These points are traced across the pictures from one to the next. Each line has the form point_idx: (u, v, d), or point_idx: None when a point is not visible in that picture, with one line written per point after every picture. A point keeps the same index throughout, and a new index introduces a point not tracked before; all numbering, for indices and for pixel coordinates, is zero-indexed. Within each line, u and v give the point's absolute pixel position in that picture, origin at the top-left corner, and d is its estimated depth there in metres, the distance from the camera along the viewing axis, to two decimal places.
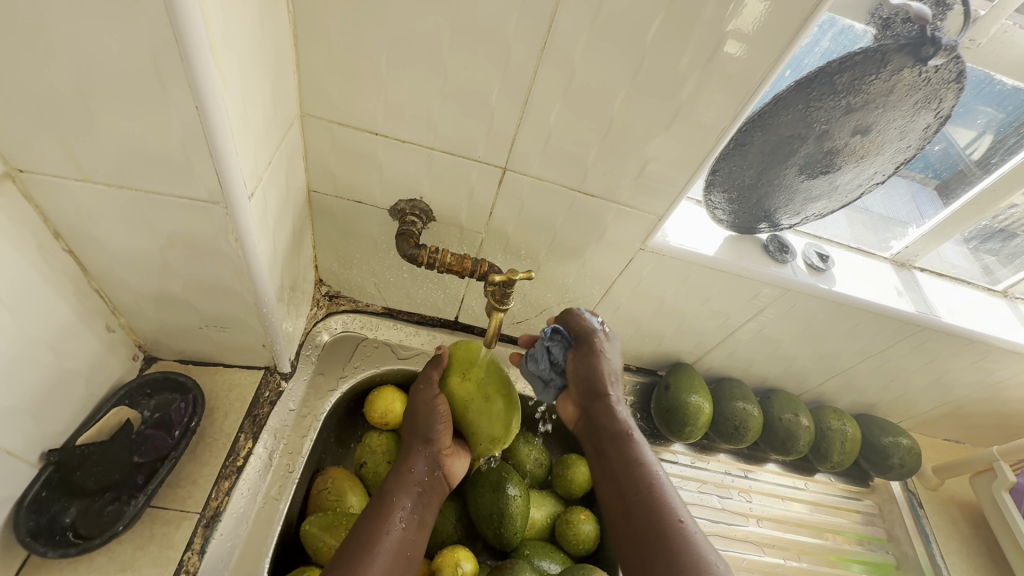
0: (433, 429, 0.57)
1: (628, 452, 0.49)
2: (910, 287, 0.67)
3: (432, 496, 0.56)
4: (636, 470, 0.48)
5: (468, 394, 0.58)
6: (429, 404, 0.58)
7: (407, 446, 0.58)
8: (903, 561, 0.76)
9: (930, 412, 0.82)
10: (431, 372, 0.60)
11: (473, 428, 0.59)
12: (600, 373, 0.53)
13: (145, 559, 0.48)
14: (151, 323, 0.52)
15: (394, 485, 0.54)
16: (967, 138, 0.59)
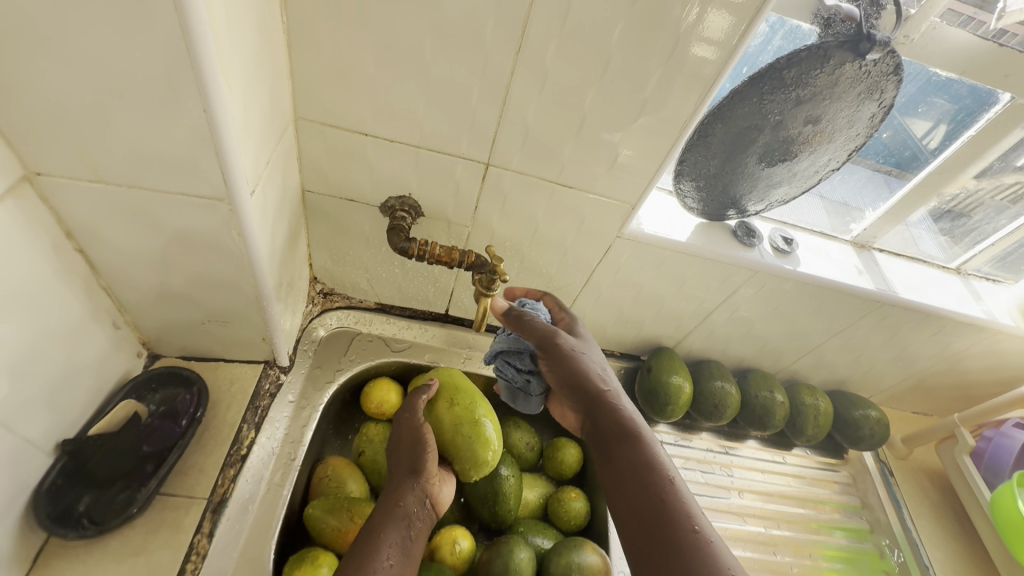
0: (422, 457, 0.57)
1: (636, 451, 0.46)
2: (869, 267, 0.71)
3: (420, 529, 0.55)
4: (650, 471, 0.44)
5: (456, 418, 0.61)
6: (417, 433, 0.58)
7: (395, 478, 0.57)
8: (877, 526, 0.80)
9: (897, 385, 0.87)
10: (417, 400, 0.61)
11: (459, 451, 0.60)
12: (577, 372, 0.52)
13: (157, 543, 0.50)
14: (156, 319, 0.55)
15: (382, 518, 0.52)
16: (923, 128, 0.63)
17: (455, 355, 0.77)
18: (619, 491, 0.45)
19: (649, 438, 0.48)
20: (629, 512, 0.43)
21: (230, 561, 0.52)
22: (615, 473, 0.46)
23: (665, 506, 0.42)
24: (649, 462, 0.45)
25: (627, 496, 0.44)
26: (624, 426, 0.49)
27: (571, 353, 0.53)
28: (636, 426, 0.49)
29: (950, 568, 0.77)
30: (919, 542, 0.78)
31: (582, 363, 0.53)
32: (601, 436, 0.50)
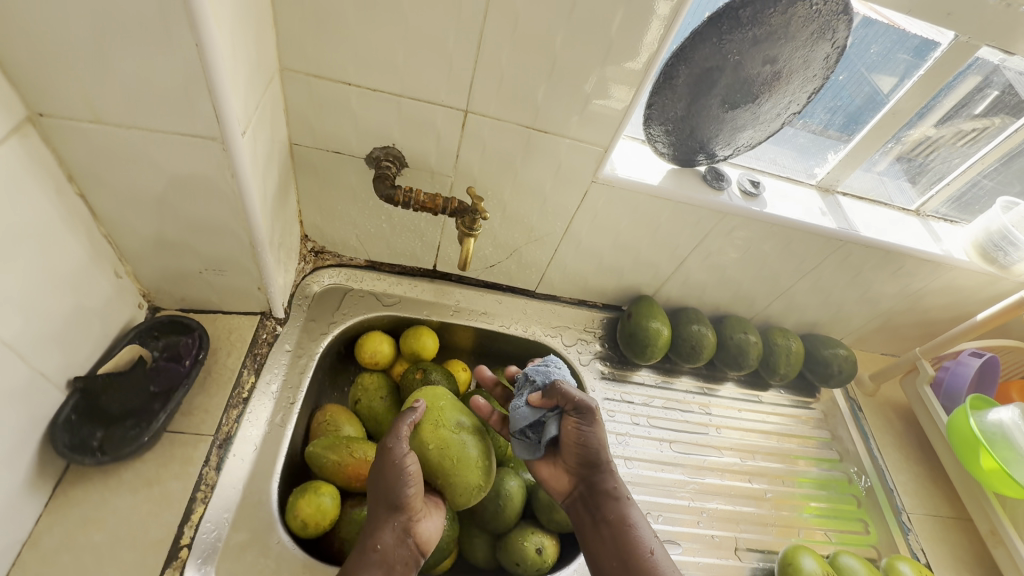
0: (401, 496, 0.52)
1: (625, 513, 0.61)
2: (832, 208, 0.76)
3: (402, 571, 0.52)
4: (635, 532, 0.60)
5: (442, 443, 0.57)
6: (397, 468, 0.53)
7: (374, 515, 0.54)
8: (845, 456, 0.85)
9: (865, 326, 0.92)
10: (401, 428, 0.56)
11: (449, 478, 0.57)
12: (597, 448, 0.61)
13: (168, 474, 0.54)
14: (155, 269, 0.58)
15: (357, 564, 0.51)
16: (890, 84, 0.67)
17: (443, 307, 0.81)
18: (612, 555, 0.59)
19: (628, 499, 0.62)
20: (620, 570, 0.58)
21: (238, 491, 0.56)
22: (607, 537, 0.60)
23: (651, 563, 0.57)
24: (634, 524, 0.60)
25: (618, 556, 0.58)
26: (616, 489, 0.62)
27: (600, 424, 0.60)
28: (623, 491, 0.62)
29: (913, 490, 0.83)
30: (885, 466, 0.84)
31: (601, 433, 0.61)
32: (596, 497, 0.62)
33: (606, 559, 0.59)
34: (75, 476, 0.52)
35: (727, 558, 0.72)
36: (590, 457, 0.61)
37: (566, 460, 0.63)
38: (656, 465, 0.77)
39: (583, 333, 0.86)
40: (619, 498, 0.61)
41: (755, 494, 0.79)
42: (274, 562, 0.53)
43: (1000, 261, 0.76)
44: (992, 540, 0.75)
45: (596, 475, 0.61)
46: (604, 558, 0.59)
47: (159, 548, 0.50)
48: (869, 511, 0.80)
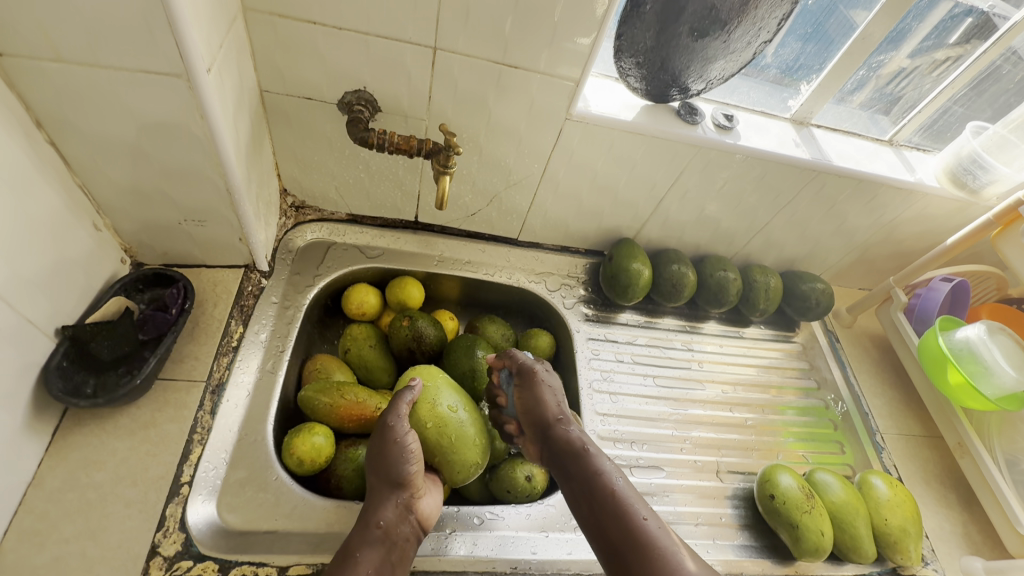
0: (404, 471, 0.53)
1: (589, 460, 0.58)
2: (807, 140, 0.77)
3: (404, 548, 0.51)
4: (598, 475, 0.56)
5: (439, 421, 0.57)
6: (398, 444, 0.54)
7: (376, 492, 0.53)
8: (823, 384, 0.89)
9: (842, 260, 0.94)
10: (400, 406, 0.56)
11: (446, 456, 0.57)
12: (544, 402, 0.64)
13: (164, 418, 0.56)
14: (135, 221, 0.59)
15: (359, 539, 0.50)
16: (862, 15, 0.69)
17: (427, 258, 0.82)
18: (580, 502, 0.55)
19: (593, 452, 0.59)
20: (591, 516, 0.54)
21: (234, 432, 0.58)
22: (574, 487, 0.57)
23: (617, 500, 0.53)
24: (599, 470, 0.57)
25: (586, 502, 0.55)
26: (577, 442, 0.60)
27: (539, 382, 0.65)
28: (583, 444, 0.60)
29: (886, 413, 0.87)
30: (860, 392, 0.88)
31: (547, 392, 0.65)
32: (559, 458, 0.60)
33: (577, 508, 0.56)
34: (72, 422, 0.54)
35: (710, 481, 0.75)
36: (538, 412, 0.64)
37: (531, 434, 0.65)
38: (640, 398, 0.80)
39: (566, 279, 0.87)
40: (580, 450, 0.59)
41: (736, 422, 0.82)
42: (273, 495, 0.56)
43: (971, 184, 0.78)
44: (959, 451, 0.80)
45: (551, 434, 0.62)
46: (576, 508, 0.56)
47: (160, 485, 0.52)
48: (845, 433, 0.84)
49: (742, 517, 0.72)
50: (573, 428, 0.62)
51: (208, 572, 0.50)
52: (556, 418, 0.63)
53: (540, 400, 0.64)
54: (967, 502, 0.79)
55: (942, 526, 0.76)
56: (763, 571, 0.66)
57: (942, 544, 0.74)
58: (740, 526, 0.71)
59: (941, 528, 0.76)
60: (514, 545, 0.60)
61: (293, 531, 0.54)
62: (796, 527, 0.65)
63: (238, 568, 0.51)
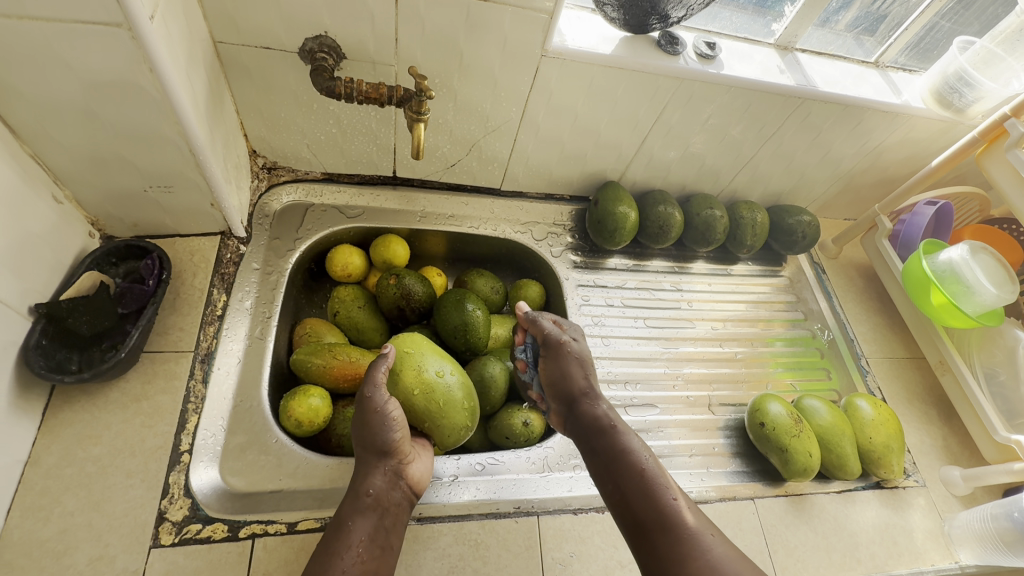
0: (388, 439, 0.53)
1: (615, 437, 0.56)
2: (792, 67, 0.74)
3: (397, 512, 0.52)
4: (628, 455, 0.54)
5: (426, 386, 0.56)
6: (380, 413, 0.53)
7: (362, 462, 0.53)
8: (810, 315, 0.91)
9: (828, 191, 0.94)
10: (376, 374, 0.55)
11: (436, 421, 0.57)
12: (573, 375, 0.61)
13: (155, 390, 0.56)
14: (98, 191, 0.56)
15: (350, 509, 0.50)
16: None
17: (409, 214, 0.80)
18: (605, 480, 0.54)
19: (621, 429, 0.57)
20: (617, 494, 0.52)
21: (229, 400, 0.58)
22: (600, 464, 0.55)
23: (647, 480, 0.52)
24: (625, 446, 0.55)
25: (613, 478, 0.54)
26: (602, 416, 0.58)
27: (567, 357, 0.62)
28: (610, 419, 0.58)
29: (871, 338, 0.89)
30: (846, 320, 0.90)
31: (572, 365, 0.61)
32: (584, 433, 0.58)
33: (601, 488, 0.54)
34: (61, 401, 0.53)
35: (703, 414, 0.77)
36: (566, 384, 0.61)
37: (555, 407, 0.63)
38: (632, 339, 0.81)
39: (553, 227, 0.86)
40: (607, 426, 0.57)
41: (727, 357, 0.84)
42: (275, 457, 0.56)
43: (956, 104, 0.77)
44: (941, 369, 0.82)
45: (577, 408, 0.60)
46: (601, 486, 0.54)
47: (160, 455, 0.53)
48: (832, 360, 0.86)
49: (735, 445, 0.74)
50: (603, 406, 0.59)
51: (218, 533, 0.50)
52: (586, 390, 0.60)
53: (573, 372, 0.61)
54: (947, 416, 0.82)
55: (923, 440, 0.79)
56: (755, 494, 0.69)
57: (922, 457, 0.78)
58: (732, 454, 0.74)
59: (922, 443, 0.79)
60: (517, 486, 0.61)
61: (299, 489, 0.55)
62: (785, 451, 0.68)
63: (248, 527, 0.51)
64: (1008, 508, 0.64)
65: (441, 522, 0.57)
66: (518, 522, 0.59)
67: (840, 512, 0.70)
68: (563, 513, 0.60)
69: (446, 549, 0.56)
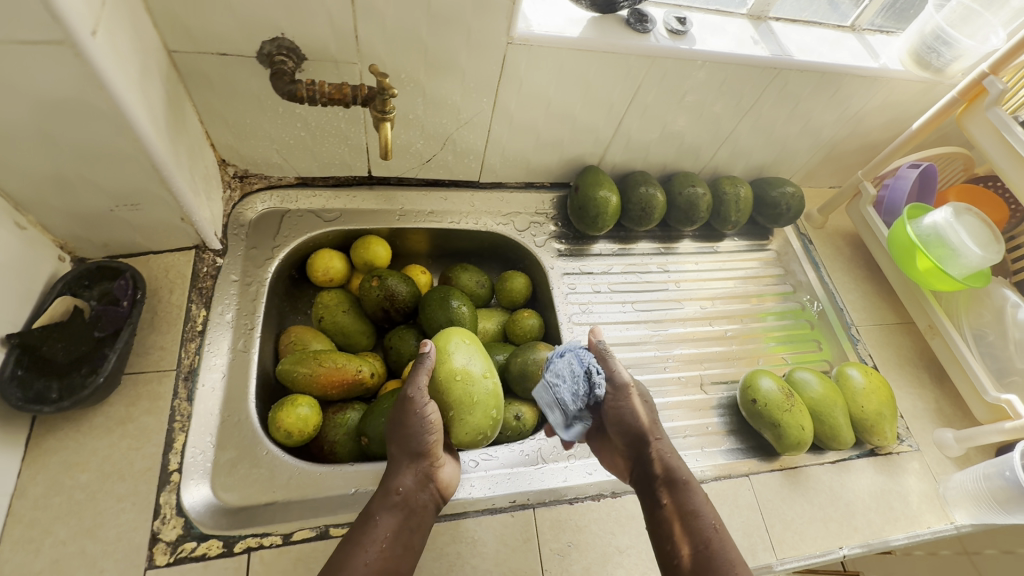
0: (423, 443, 0.52)
1: (684, 495, 0.54)
2: (766, 37, 0.73)
3: (423, 514, 0.52)
4: (694, 518, 0.52)
5: (467, 377, 0.55)
6: (419, 416, 0.52)
7: (394, 460, 0.53)
8: (798, 287, 0.90)
9: (812, 161, 0.92)
10: (418, 376, 0.54)
11: (461, 416, 0.55)
12: (643, 421, 0.59)
13: (139, 411, 0.55)
14: (63, 215, 0.55)
15: (378, 503, 0.50)
16: None
17: (388, 214, 0.79)
18: (669, 536, 0.52)
19: (692, 485, 0.55)
20: (679, 552, 0.50)
21: (216, 416, 0.58)
22: (661, 520, 0.54)
23: (710, 552, 0.49)
24: (694, 508, 0.53)
25: (677, 536, 0.51)
26: (673, 470, 0.56)
27: (632, 398, 0.60)
28: (681, 474, 0.56)
29: (860, 306, 0.89)
30: (835, 290, 0.90)
31: (639, 409, 0.60)
32: (650, 483, 0.56)
33: (662, 541, 0.52)
34: (44, 429, 0.52)
35: (695, 394, 0.77)
36: (635, 429, 0.59)
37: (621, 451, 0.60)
38: (621, 325, 0.81)
39: (535, 216, 0.85)
40: (678, 480, 0.55)
41: (716, 335, 0.84)
42: (267, 469, 0.56)
43: (935, 64, 0.75)
44: (930, 333, 0.82)
45: (646, 455, 0.58)
46: (663, 542, 0.52)
47: (149, 476, 0.52)
48: (822, 331, 0.86)
49: (728, 423, 0.75)
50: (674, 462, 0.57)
51: (213, 549, 0.51)
52: (657, 440, 0.58)
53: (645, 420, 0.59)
54: (938, 378, 0.83)
55: (915, 405, 0.80)
56: (750, 470, 0.69)
57: (916, 421, 0.78)
58: (726, 432, 0.74)
59: (915, 407, 0.79)
60: (512, 480, 0.61)
61: (293, 499, 0.55)
62: (778, 426, 0.68)
63: (243, 541, 0.51)
64: (1001, 467, 0.65)
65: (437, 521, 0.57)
66: (514, 515, 0.59)
67: (835, 482, 0.70)
68: (559, 503, 0.61)
69: (443, 548, 0.56)
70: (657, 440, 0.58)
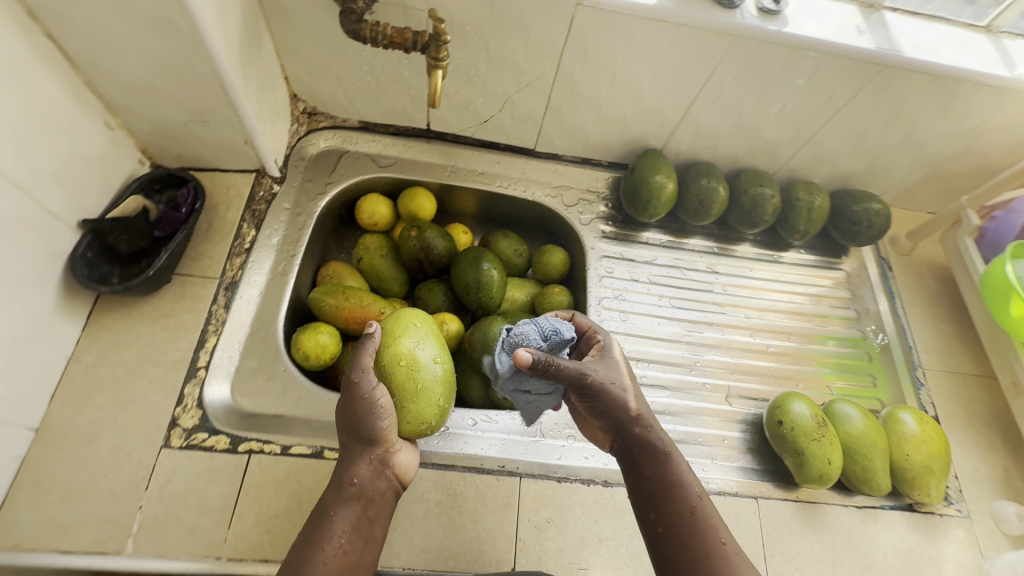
0: (376, 429, 0.50)
1: (665, 467, 0.51)
2: (874, 27, 0.65)
3: (382, 502, 0.51)
4: (679, 488, 0.50)
5: (412, 364, 0.53)
6: (367, 402, 0.50)
7: (347, 449, 0.51)
8: (863, 315, 0.82)
9: (909, 178, 0.82)
10: (363, 358, 0.52)
11: (403, 403, 0.53)
12: (617, 403, 0.53)
13: (182, 309, 0.61)
14: (145, 122, 0.61)
15: (334, 498, 0.49)
16: None
17: (439, 169, 0.80)
18: (648, 506, 0.50)
19: (674, 455, 0.52)
20: (659, 524, 0.49)
21: (247, 327, 0.62)
22: (646, 491, 0.51)
23: (697, 520, 0.48)
24: (676, 479, 0.50)
25: (656, 507, 0.50)
26: (653, 441, 0.52)
27: (604, 387, 0.53)
28: (663, 443, 0.52)
29: (934, 348, 0.79)
30: (907, 326, 0.81)
31: (613, 394, 0.53)
32: (630, 455, 0.53)
33: (642, 512, 0.51)
34: (103, 308, 0.59)
35: (719, 404, 0.73)
36: (608, 410, 0.53)
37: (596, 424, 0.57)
38: (653, 318, 0.78)
39: (586, 193, 0.83)
40: (659, 452, 0.52)
41: (757, 348, 0.78)
42: (281, 384, 0.60)
43: None
44: (1011, 392, 0.74)
45: (622, 430, 0.54)
46: (642, 511, 0.51)
47: (179, 367, 0.58)
48: (881, 367, 0.78)
49: (749, 441, 0.70)
50: (654, 429, 0.53)
51: (220, 444, 0.55)
52: (635, 416, 0.53)
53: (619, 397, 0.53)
54: (1012, 445, 0.72)
55: (976, 468, 0.70)
56: (760, 493, 0.65)
57: (972, 486, 0.69)
58: (744, 450, 0.69)
59: (975, 471, 0.70)
60: (505, 446, 0.61)
61: (299, 416, 0.59)
62: (801, 455, 0.63)
63: (247, 443, 0.56)
64: None
65: (424, 467, 0.59)
66: (500, 480, 0.59)
67: (857, 528, 0.64)
68: (548, 479, 0.60)
69: (424, 494, 0.57)
70: (633, 415, 0.53)
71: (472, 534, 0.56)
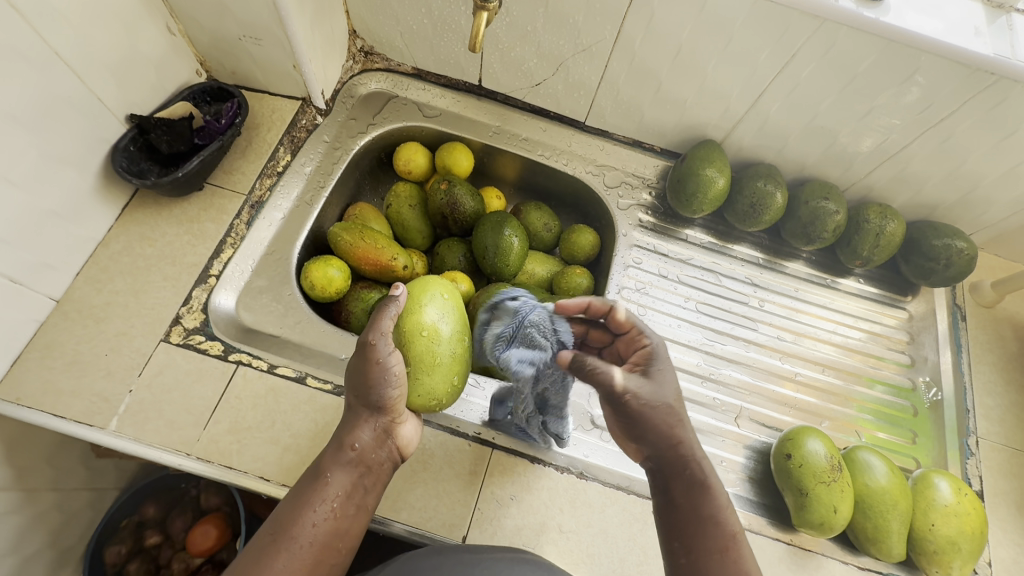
0: (383, 397, 0.49)
1: (700, 497, 0.47)
2: (997, 30, 0.55)
3: (378, 473, 0.50)
4: (711, 522, 0.46)
5: (432, 336, 0.52)
6: (380, 368, 0.48)
7: (352, 412, 0.50)
8: (918, 363, 0.73)
9: (1008, 220, 0.71)
10: (383, 322, 0.50)
11: (417, 374, 0.51)
12: (657, 423, 0.49)
13: (207, 217, 0.63)
14: (204, 32, 0.63)
15: (331, 459, 0.48)
16: None
17: (483, 127, 0.78)
18: (674, 533, 0.47)
19: (712, 486, 0.48)
20: (683, 555, 0.46)
21: (263, 246, 0.64)
22: (674, 519, 0.48)
23: (727, 559, 0.44)
24: (710, 511, 0.47)
25: (682, 537, 0.47)
26: (692, 469, 0.49)
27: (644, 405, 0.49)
28: (702, 474, 0.48)
29: (997, 416, 0.68)
30: (969, 386, 0.70)
31: (654, 412, 0.50)
32: (664, 478, 0.50)
33: (667, 538, 0.48)
34: (137, 202, 0.62)
35: (728, 425, 0.67)
36: (645, 428, 0.50)
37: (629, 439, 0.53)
38: (676, 320, 0.72)
39: (630, 178, 0.78)
40: (695, 481, 0.48)
41: (784, 375, 0.71)
42: (283, 307, 0.61)
43: None
44: None
45: (658, 453, 0.50)
46: (666, 537, 0.48)
47: (193, 270, 0.60)
48: (927, 424, 0.69)
49: (752, 470, 0.64)
50: (695, 456, 0.49)
51: (213, 349, 0.57)
52: (675, 441, 0.49)
53: (661, 420, 0.49)
54: None
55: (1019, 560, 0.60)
56: (750, 526, 0.59)
57: None
58: (744, 477, 0.63)
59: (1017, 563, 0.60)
60: (485, 415, 0.59)
61: (292, 340, 0.60)
62: (804, 496, 0.56)
63: (238, 354, 0.57)
64: None
65: None
66: (470, 446, 0.57)
67: None
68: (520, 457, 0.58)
69: None
70: (674, 442, 0.49)
71: (432, 491, 0.55)
